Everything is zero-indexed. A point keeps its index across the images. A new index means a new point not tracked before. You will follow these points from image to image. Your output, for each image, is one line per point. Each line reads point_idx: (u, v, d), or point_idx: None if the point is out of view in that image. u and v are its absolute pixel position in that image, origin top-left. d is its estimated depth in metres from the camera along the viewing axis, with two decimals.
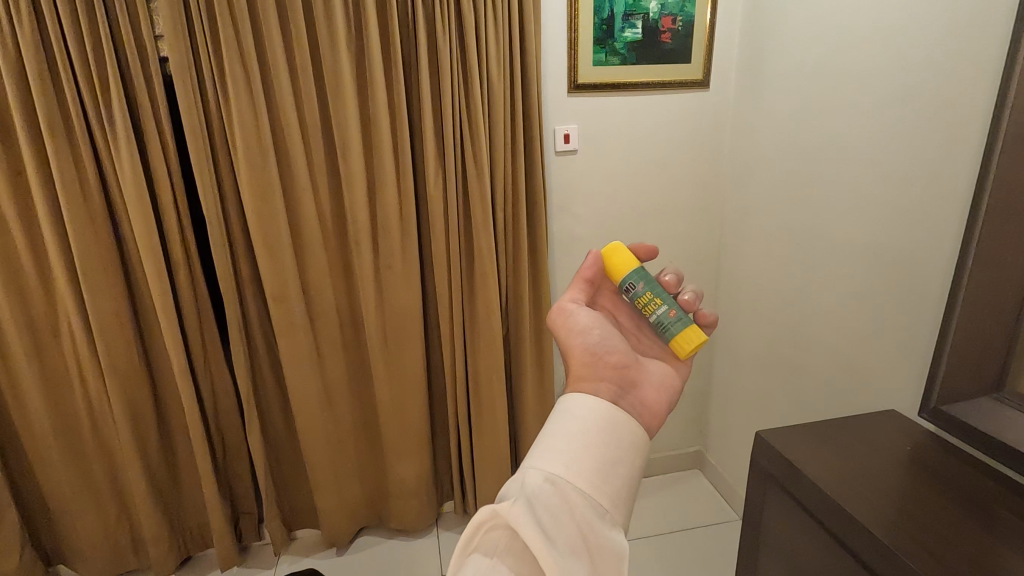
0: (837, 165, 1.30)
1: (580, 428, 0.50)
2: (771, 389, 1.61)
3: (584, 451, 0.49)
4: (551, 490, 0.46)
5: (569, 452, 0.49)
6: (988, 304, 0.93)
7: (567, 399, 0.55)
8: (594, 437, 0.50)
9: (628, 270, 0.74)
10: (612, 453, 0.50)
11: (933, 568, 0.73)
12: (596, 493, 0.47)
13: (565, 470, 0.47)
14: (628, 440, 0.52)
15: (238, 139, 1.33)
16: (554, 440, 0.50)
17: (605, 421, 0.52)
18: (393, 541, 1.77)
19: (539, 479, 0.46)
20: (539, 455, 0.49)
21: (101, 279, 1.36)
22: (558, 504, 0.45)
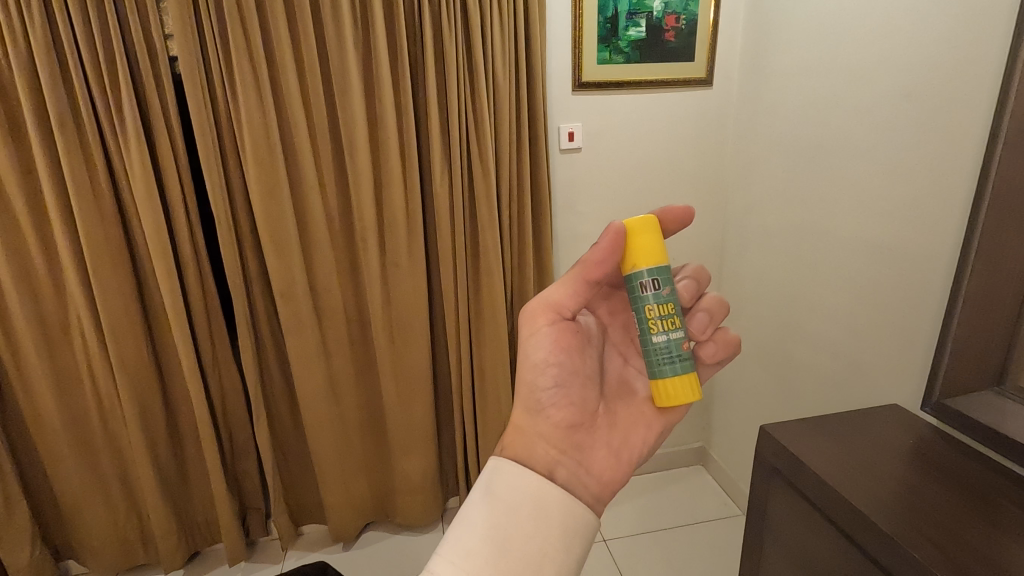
0: (839, 163, 1.31)
1: (494, 526, 0.53)
2: (774, 386, 1.62)
3: (492, 556, 0.51)
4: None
5: (479, 555, 0.51)
6: (988, 297, 0.94)
7: (494, 480, 0.57)
8: (507, 537, 0.53)
9: (651, 264, 0.62)
10: (523, 558, 0.52)
11: (935, 556, 0.74)
12: None
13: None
14: (545, 536, 0.54)
15: (247, 139, 1.35)
16: (463, 538, 0.53)
17: (522, 517, 0.54)
18: (399, 536, 1.79)
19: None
20: (447, 555, 0.52)
21: (111, 276, 1.38)
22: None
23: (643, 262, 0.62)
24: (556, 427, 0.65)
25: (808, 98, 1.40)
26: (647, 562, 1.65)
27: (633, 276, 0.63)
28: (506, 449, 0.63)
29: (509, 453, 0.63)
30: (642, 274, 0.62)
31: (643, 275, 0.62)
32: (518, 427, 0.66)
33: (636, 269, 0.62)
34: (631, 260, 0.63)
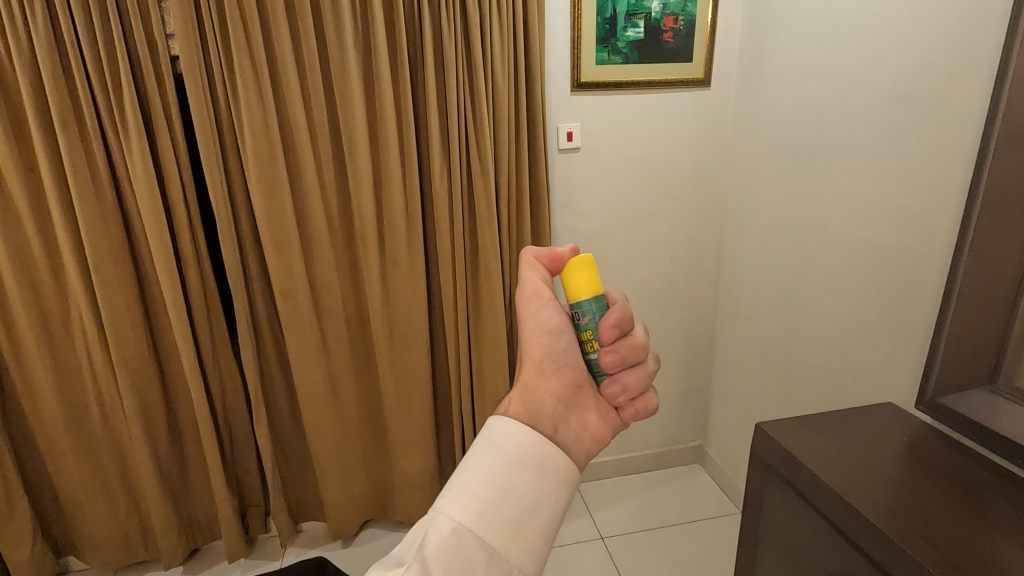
0: (836, 163, 1.32)
1: (498, 472, 0.49)
2: (771, 385, 1.63)
3: (499, 499, 0.48)
4: (453, 543, 0.45)
5: (484, 498, 0.47)
6: (982, 297, 0.95)
7: (497, 425, 0.53)
8: (511, 483, 0.49)
9: (585, 292, 0.65)
10: (528, 502, 0.48)
11: (929, 553, 0.75)
12: (503, 549, 0.46)
13: (473, 521, 0.46)
14: (546, 484, 0.50)
15: (248, 138, 1.36)
16: (464, 484, 0.49)
17: (530, 460, 0.50)
18: (397, 534, 1.80)
19: (437, 531, 0.46)
20: (451, 497, 0.48)
21: (112, 274, 1.39)
22: (456, 562, 0.44)
23: (579, 291, 0.65)
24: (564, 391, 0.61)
25: (805, 99, 1.41)
26: (645, 560, 1.66)
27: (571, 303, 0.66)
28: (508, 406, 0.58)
29: (516, 406, 0.57)
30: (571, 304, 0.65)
31: (578, 302, 0.65)
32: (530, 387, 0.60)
33: (574, 299, 0.65)
34: (571, 289, 0.66)
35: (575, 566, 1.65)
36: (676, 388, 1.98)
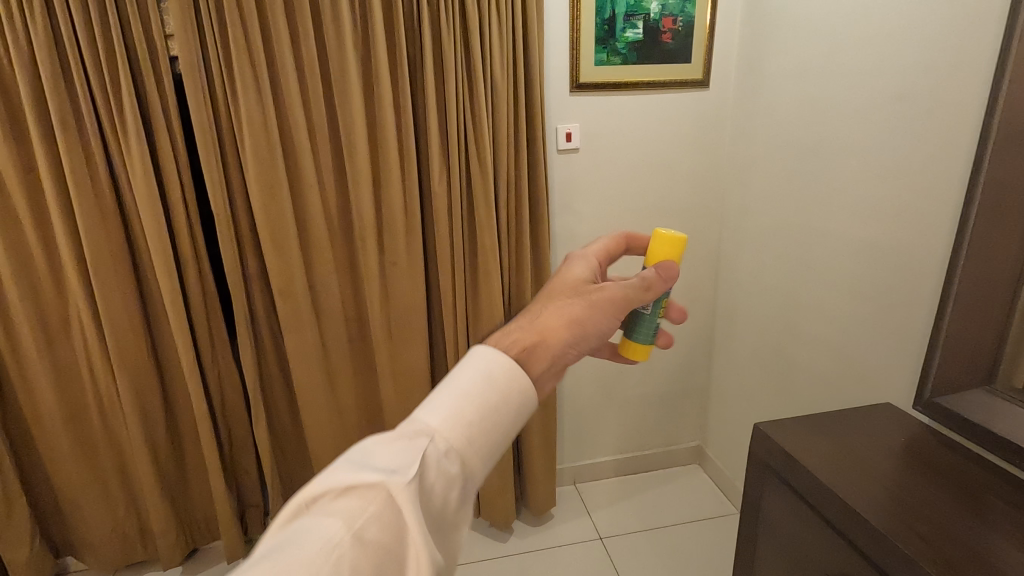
0: (835, 163, 1.32)
1: (495, 401, 0.47)
2: (770, 385, 1.63)
3: (487, 429, 0.46)
4: (441, 467, 0.43)
5: (475, 426, 0.46)
6: (979, 299, 0.96)
7: (493, 354, 0.50)
8: (501, 414, 0.47)
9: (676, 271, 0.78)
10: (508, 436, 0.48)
11: (926, 553, 0.75)
12: (476, 477, 0.45)
13: (462, 446, 0.45)
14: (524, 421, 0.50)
15: (247, 138, 1.36)
16: (451, 406, 0.46)
17: (521, 397, 0.49)
18: None
19: (426, 450, 0.43)
20: (442, 417, 0.45)
21: (111, 274, 1.39)
22: (441, 483, 0.43)
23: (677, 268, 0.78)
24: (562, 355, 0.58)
25: (804, 98, 1.41)
26: (644, 560, 1.66)
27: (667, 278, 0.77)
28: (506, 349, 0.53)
29: (517, 355, 0.53)
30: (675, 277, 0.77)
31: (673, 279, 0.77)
32: (534, 340, 0.56)
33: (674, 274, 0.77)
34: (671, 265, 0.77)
35: (574, 567, 1.65)
36: (675, 388, 1.98)
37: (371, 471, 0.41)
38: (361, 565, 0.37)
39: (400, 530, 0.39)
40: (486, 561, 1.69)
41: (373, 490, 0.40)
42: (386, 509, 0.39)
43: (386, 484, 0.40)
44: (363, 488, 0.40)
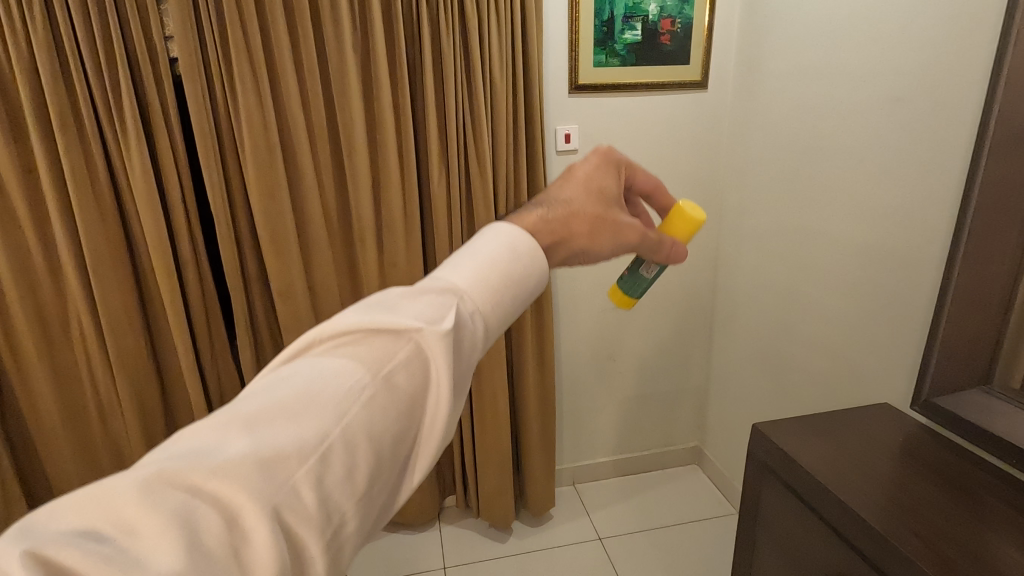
0: (832, 164, 1.33)
1: (522, 272, 0.48)
2: (768, 385, 1.64)
3: (509, 299, 0.47)
4: (469, 325, 0.44)
5: (501, 292, 0.46)
6: (976, 299, 0.97)
7: (519, 228, 0.50)
8: (524, 287, 0.48)
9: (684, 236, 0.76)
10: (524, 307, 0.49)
11: (922, 551, 0.76)
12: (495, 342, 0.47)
13: (490, 310, 0.45)
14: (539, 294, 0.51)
15: (246, 138, 1.36)
16: (480, 267, 0.46)
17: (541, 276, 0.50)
18: (396, 535, 1.80)
19: (456, 304, 0.43)
20: (471, 280, 0.45)
21: (110, 274, 1.39)
22: (468, 342, 0.44)
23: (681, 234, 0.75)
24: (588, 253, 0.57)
25: (802, 100, 1.42)
26: (644, 561, 1.66)
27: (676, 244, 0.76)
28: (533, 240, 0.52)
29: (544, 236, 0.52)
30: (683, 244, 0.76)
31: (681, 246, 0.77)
32: (563, 238, 0.54)
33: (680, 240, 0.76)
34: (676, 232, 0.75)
35: (573, 567, 1.65)
36: (674, 388, 1.99)
37: (400, 322, 0.41)
38: (389, 409, 0.39)
39: (425, 379, 0.41)
40: (486, 561, 1.69)
41: (402, 340, 0.41)
42: (415, 360, 0.41)
43: (417, 335, 0.41)
44: (393, 335, 0.41)
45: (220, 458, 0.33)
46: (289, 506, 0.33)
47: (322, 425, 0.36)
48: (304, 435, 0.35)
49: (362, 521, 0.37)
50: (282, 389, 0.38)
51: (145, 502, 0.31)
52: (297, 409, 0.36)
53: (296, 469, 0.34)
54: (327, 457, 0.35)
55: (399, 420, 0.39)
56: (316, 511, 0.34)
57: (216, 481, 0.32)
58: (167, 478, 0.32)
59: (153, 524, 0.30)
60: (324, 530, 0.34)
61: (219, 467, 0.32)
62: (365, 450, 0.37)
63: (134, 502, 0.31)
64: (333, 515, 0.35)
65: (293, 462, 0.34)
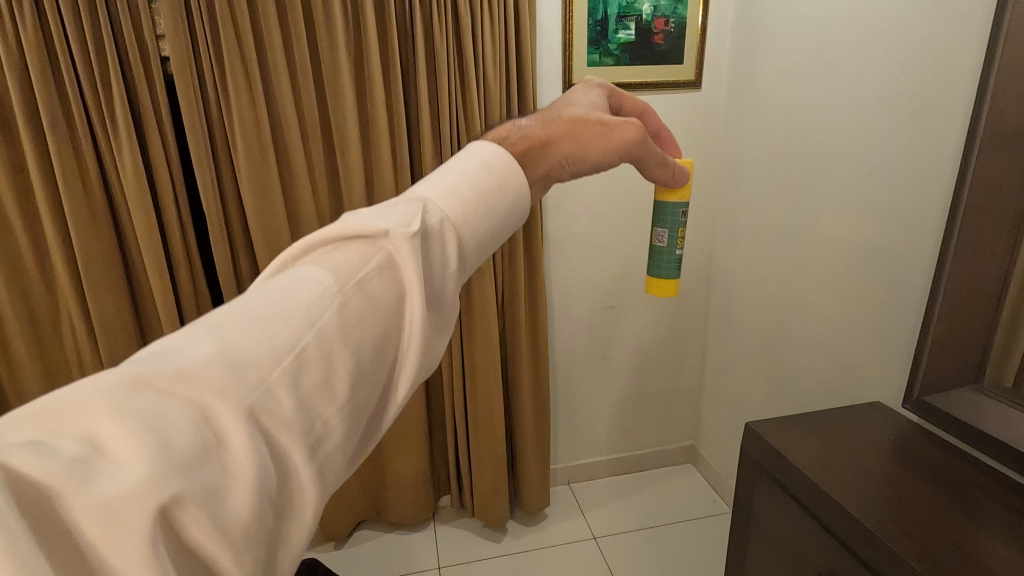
0: (824, 165, 1.33)
1: (490, 185, 0.48)
2: (761, 383, 1.64)
3: (482, 210, 0.47)
4: (440, 235, 0.43)
5: (471, 201, 0.46)
6: (965, 298, 0.97)
7: (488, 149, 0.51)
8: (495, 200, 0.48)
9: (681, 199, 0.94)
10: (498, 222, 0.49)
11: (912, 548, 0.77)
12: (468, 253, 0.46)
13: (462, 217, 0.45)
14: (512, 215, 0.50)
15: (238, 137, 1.35)
16: (448, 181, 0.47)
17: (511, 191, 0.50)
18: (391, 535, 1.80)
19: (424, 210, 0.43)
20: (440, 192, 0.46)
21: (101, 275, 1.38)
22: (439, 246, 0.43)
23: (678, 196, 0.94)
24: (573, 146, 0.63)
25: (795, 100, 1.42)
26: (639, 560, 1.66)
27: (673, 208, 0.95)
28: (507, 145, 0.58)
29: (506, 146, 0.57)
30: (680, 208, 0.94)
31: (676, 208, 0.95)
32: (541, 141, 0.61)
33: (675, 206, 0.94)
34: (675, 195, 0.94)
35: (567, 566, 1.65)
36: (668, 386, 1.99)
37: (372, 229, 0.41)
38: (365, 315, 0.37)
39: (402, 287, 0.40)
40: (480, 561, 1.69)
41: (373, 248, 0.41)
42: (387, 266, 0.40)
43: (387, 240, 0.41)
44: (363, 242, 0.41)
45: (189, 361, 0.31)
46: (266, 407, 0.31)
47: (293, 330, 0.34)
48: (276, 338, 0.34)
49: (344, 434, 0.35)
50: (250, 303, 0.36)
51: (109, 407, 0.28)
52: (267, 314, 0.35)
53: (270, 370, 0.32)
54: (302, 360, 0.34)
55: (376, 326, 0.38)
56: (293, 415, 0.32)
57: (185, 385, 0.30)
58: (131, 384, 0.29)
59: (118, 427, 0.27)
60: (304, 436, 0.32)
61: (181, 372, 0.30)
62: (342, 355, 0.35)
63: (103, 408, 0.28)
64: (312, 419, 0.33)
65: (266, 364, 0.32)
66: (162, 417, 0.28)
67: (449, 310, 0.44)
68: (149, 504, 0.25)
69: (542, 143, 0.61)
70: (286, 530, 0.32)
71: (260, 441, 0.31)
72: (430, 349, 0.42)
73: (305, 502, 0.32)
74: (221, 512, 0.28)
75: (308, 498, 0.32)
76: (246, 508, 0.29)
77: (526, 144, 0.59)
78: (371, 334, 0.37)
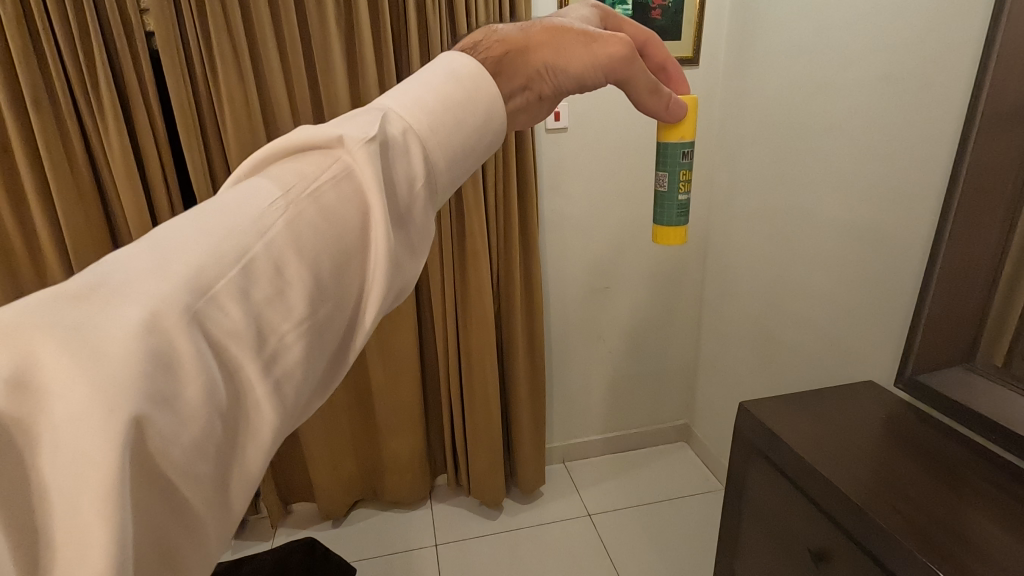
0: (822, 144, 1.32)
1: (460, 95, 0.43)
2: (756, 363, 1.65)
3: (449, 121, 0.42)
4: (402, 146, 0.39)
5: (436, 111, 0.42)
6: (960, 279, 0.97)
7: (459, 58, 0.46)
8: (465, 112, 0.43)
9: (684, 137, 0.92)
10: (471, 136, 0.44)
11: (902, 525, 0.78)
12: (437, 168, 0.41)
13: (427, 128, 0.41)
14: (487, 129, 0.46)
15: (227, 117, 1.33)
16: (412, 91, 0.42)
17: (484, 103, 0.45)
18: (388, 513, 1.82)
19: (382, 118, 0.39)
20: (401, 101, 0.41)
21: (91, 257, 1.37)
22: (399, 157, 0.39)
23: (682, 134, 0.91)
24: (556, 53, 0.58)
25: (794, 78, 1.40)
26: (634, 537, 1.69)
27: (675, 147, 0.92)
28: (482, 49, 0.53)
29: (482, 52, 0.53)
30: (682, 148, 0.92)
31: (679, 148, 0.93)
32: (518, 47, 0.56)
33: (678, 145, 0.92)
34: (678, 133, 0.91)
35: (563, 543, 1.68)
36: (663, 367, 2.00)
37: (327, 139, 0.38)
38: (319, 226, 0.35)
39: (361, 200, 0.37)
40: (477, 538, 1.71)
41: (329, 160, 0.38)
42: (343, 177, 0.37)
43: (343, 152, 0.38)
44: (319, 155, 0.38)
45: (129, 273, 0.29)
46: (211, 317, 0.29)
47: (239, 240, 0.32)
48: (222, 247, 0.31)
49: (306, 350, 0.33)
50: (200, 216, 0.34)
51: (40, 319, 0.26)
52: (213, 225, 0.33)
53: (217, 279, 0.30)
54: (249, 270, 0.32)
55: (333, 239, 0.35)
56: (244, 326, 0.30)
57: (121, 295, 0.28)
58: (65, 297, 0.28)
59: (51, 336, 0.25)
60: (256, 348, 0.30)
61: (119, 283, 0.28)
62: (296, 266, 0.33)
63: (33, 314, 0.26)
64: (265, 331, 0.31)
65: (212, 274, 0.30)
66: (101, 328, 0.26)
67: (420, 228, 0.41)
68: (97, 417, 0.24)
69: (522, 50, 0.56)
70: (245, 447, 0.30)
71: (206, 351, 0.29)
72: (400, 267, 0.39)
73: (263, 418, 0.31)
74: (172, 425, 0.26)
75: (266, 413, 0.31)
76: (196, 420, 0.27)
77: (502, 49, 0.55)
78: (329, 245, 0.35)
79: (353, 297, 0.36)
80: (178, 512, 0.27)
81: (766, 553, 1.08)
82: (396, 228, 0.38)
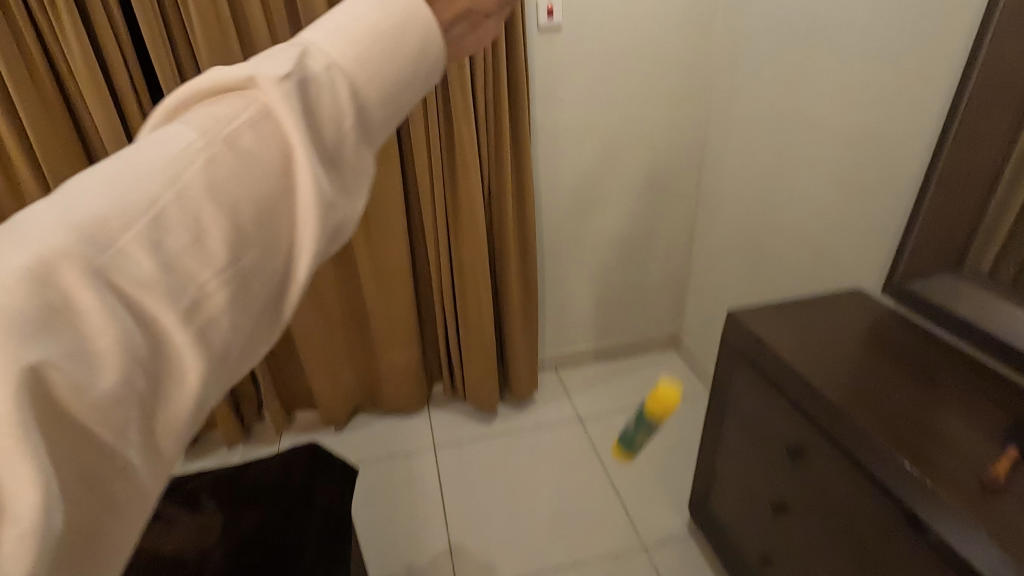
0: (829, 42, 1.25)
1: (392, 21, 0.37)
2: (745, 274, 1.67)
3: (380, 52, 0.36)
4: (325, 78, 0.34)
5: (364, 44, 0.36)
6: (959, 182, 0.96)
7: None
8: (399, 40, 0.37)
9: None
10: (410, 70, 0.37)
11: (874, 423, 0.86)
12: (370, 107, 0.36)
13: (352, 60, 0.35)
14: (429, 59, 0.39)
15: (193, 17, 1.22)
16: (337, 17, 0.36)
17: (423, 27, 0.38)
18: (387, 419, 1.90)
19: (300, 52, 0.34)
20: (324, 32, 0.36)
21: (68, 176, 1.31)
22: (321, 95, 0.34)
23: None
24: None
25: None
26: (622, 438, 1.79)
27: None
28: None
29: None
30: None
31: None
32: None
33: None
34: None
35: (555, 444, 1.78)
36: (654, 279, 2.02)
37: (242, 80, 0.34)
38: (234, 172, 0.31)
39: (282, 141, 0.33)
40: (474, 441, 1.81)
41: (244, 102, 0.33)
42: (261, 119, 0.33)
43: (259, 92, 0.33)
44: (235, 97, 0.34)
45: (19, 232, 0.27)
46: (115, 267, 0.27)
47: (143, 190, 0.29)
48: (122, 198, 0.29)
49: (227, 304, 0.29)
50: (108, 169, 0.31)
51: None
52: (115, 178, 0.30)
53: (117, 232, 0.28)
54: (154, 221, 0.29)
55: (252, 184, 0.31)
56: (152, 277, 0.28)
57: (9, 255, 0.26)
58: None
59: None
60: (169, 300, 0.28)
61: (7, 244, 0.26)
62: (208, 215, 0.30)
63: None
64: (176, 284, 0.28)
65: (116, 225, 0.28)
66: None
67: (358, 174, 0.36)
68: None
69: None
70: (172, 402, 0.28)
71: (112, 302, 0.26)
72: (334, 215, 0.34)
73: (189, 371, 0.28)
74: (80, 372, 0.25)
75: (190, 367, 0.28)
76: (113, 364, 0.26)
77: None
78: (244, 192, 0.31)
79: (282, 246, 0.32)
80: (111, 465, 0.26)
81: (746, 449, 1.15)
82: (325, 169, 0.33)
